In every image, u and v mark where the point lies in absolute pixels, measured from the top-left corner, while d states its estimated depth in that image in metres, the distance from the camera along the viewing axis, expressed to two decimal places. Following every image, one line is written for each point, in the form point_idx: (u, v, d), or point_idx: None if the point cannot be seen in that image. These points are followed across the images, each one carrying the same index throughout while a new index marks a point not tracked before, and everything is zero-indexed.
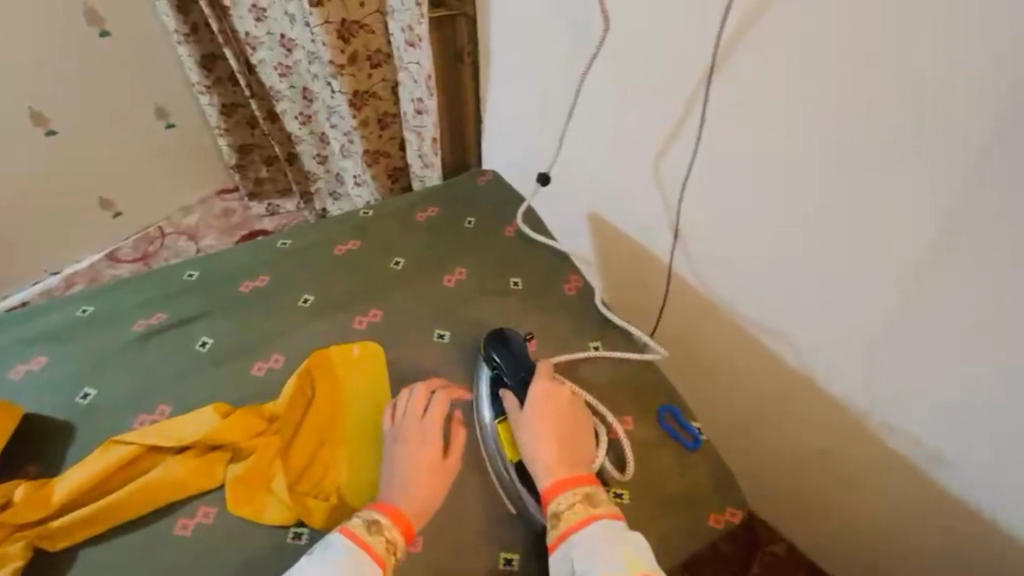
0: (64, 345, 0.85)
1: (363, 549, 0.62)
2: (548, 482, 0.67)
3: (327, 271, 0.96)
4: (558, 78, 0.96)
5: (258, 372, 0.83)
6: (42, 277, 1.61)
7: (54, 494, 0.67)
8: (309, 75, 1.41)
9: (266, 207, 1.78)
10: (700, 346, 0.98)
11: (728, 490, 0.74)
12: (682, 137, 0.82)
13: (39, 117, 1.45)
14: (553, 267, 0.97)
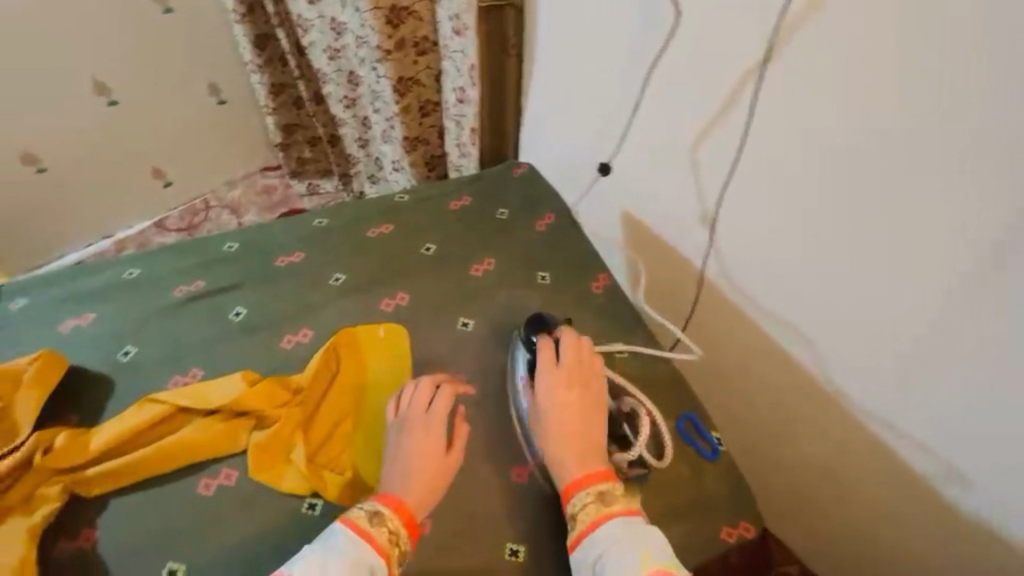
0: (111, 303, 0.90)
1: (368, 543, 0.61)
2: (570, 482, 0.66)
3: (359, 251, 0.98)
4: (609, 77, 0.99)
5: (287, 345, 0.85)
6: (94, 240, 1.69)
7: (90, 444, 0.71)
8: (357, 60, 1.44)
9: (306, 187, 1.84)
10: (726, 347, 0.99)
11: (745, 505, 0.71)
12: (723, 136, 0.84)
13: (101, 86, 1.51)
14: (582, 264, 0.96)
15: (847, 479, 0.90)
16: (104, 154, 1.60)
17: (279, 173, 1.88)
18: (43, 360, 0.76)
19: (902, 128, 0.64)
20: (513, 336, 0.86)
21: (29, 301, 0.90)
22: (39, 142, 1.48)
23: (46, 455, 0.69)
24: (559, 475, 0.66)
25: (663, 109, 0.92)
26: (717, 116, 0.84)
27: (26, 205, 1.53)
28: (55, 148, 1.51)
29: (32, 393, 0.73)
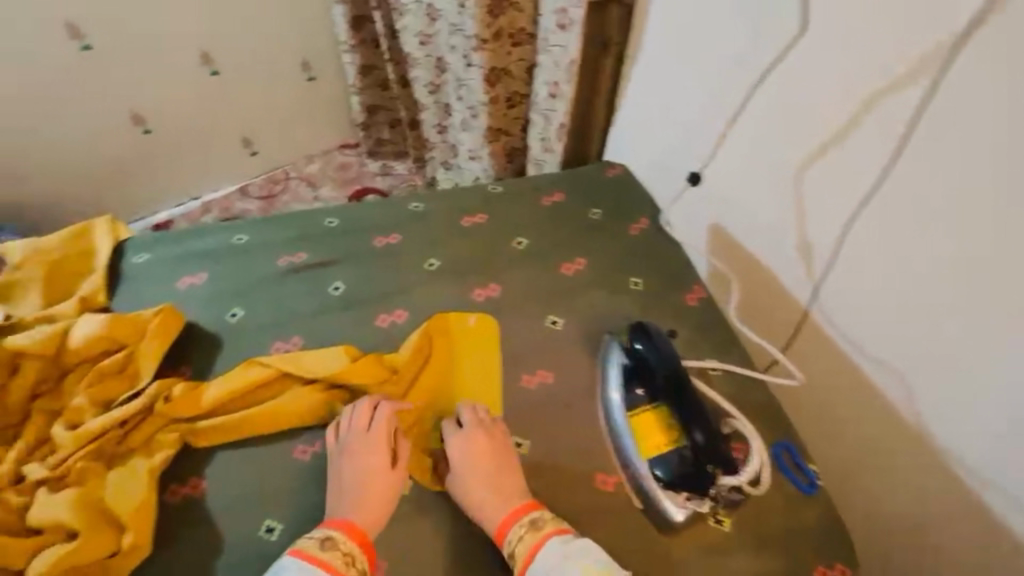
0: (222, 266, 0.95)
1: (322, 569, 0.61)
2: (497, 523, 0.66)
3: (451, 239, 0.99)
4: (726, 75, 0.95)
5: (382, 324, 0.88)
6: (183, 199, 1.78)
7: (203, 398, 0.75)
8: (447, 47, 1.47)
9: (379, 167, 1.90)
10: (826, 378, 0.93)
11: (840, 546, 0.68)
12: (841, 153, 0.81)
13: (206, 57, 1.59)
14: (676, 273, 0.94)
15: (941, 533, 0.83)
16: (202, 120, 1.68)
17: (355, 151, 1.94)
18: (165, 314, 0.81)
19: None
20: (604, 340, 0.85)
21: (150, 257, 0.96)
22: (144, 104, 1.57)
23: (166, 404, 0.73)
24: (491, 517, 0.67)
25: (773, 124, 0.89)
26: (837, 133, 0.81)
27: (126, 162, 1.63)
28: (161, 110, 1.60)
29: (153, 344, 0.78)
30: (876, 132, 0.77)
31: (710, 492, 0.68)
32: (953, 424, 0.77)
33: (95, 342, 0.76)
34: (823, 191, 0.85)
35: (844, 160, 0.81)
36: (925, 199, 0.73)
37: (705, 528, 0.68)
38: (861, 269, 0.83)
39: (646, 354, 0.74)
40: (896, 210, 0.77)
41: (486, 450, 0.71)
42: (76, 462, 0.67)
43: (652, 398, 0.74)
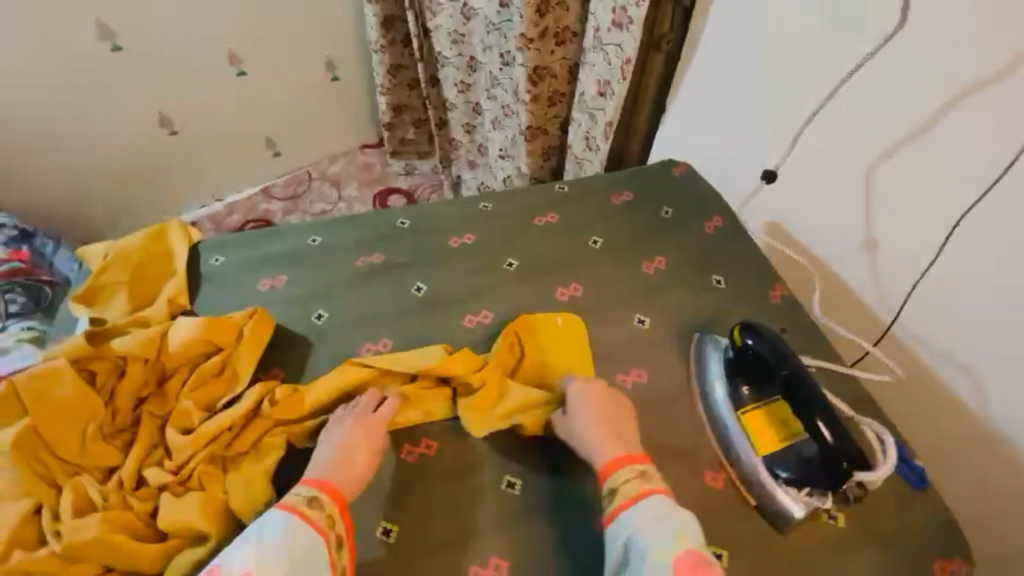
0: (301, 268, 0.94)
1: (312, 527, 0.60)
2: (603, 461, 0.67)
3: (526, 238, 0.99)
4: (806, 74, 0.96)
5: (470, 324, 0.88)
6: (208, 201, 1.75)
7: (306, 399, 0.74)
8: (480, 46, 1.49)
9: (403, 167, 1.86)
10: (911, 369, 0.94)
11: (953, 542, 0.68)
12: (944, 143, 0.81)
13: (234, 56, 1.59)
14: (755, 271, 0.94)
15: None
16: (231, 121, 1.68)
17: (377, 151, 1.90)
18: (258, 317, 0.81)
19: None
20: (694, 339, 0.85)
21: (226, 259, 0.95)
22: (171, 105, 1.57)
23: (272, 406, 0.72)
24: (597, 454, 0.68)
25: (852, 120, 0.91)
26: (922, 128, 0.83)
27: (151, 163, 1.63)
28: (187, 110, 1.60)
29: (251, 347, 0.78)
30: (988, 124, 0.76)
31: (839, 489, 0.67)
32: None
33: (194, 345, 0.76)
34: (910, 181, 0.86)
35: (946, 150, 0.81)
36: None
37: (821, 524, 0.68)
38: (966, 262, 0.83)
39: (759, 350, 0.72)
40: (1004, 207, 0.77)
41: (603, 402, 0.73)
42: (195, 466, 0.67)
43: (762, 396, 0.74)
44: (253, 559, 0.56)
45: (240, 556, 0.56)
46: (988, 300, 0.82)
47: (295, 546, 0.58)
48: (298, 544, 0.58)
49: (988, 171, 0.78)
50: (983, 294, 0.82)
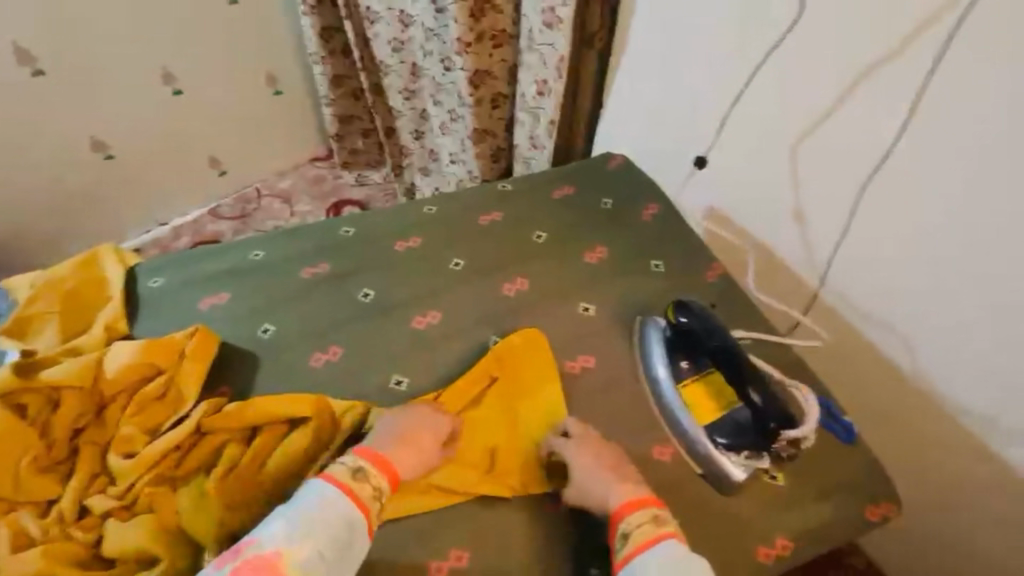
0: (243, 283, 0.93)
1: (357, 500, 0.64)
2: (618, 502, 0.67)
3: (471, 237, 1.01)
4: (725, 60, 1.02)
5: (419, 325, 0.89)
6: (151, 227, 1.70)
7: (246, 413, 0.72)
8: (421, 52, 1.48)
9: (356, 178, 1.84)
10: (848, 334, 1.01)
11: (886, 487, 0.74)
12: (861, 114, 0.88)
13: (167, 76, 1.54)
14: (691, 252, 0.99)
15: (966, 450, 0.93)
16: (170, 142, 1.63)
17: (328, 163, 1.87)
18: (199, 336, 0.79)
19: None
20: (637, 322, 0.88)
21: (165, 281, 0.93)
22: (103, 128, 1.52)
23: (211, 422, 0.71)
24: (610, 496, 0.68)
25: (770, 101, 0.98)
26: (841, 99, 0.89)
27: (85, 192, 1.56)
28: (121, 134, 1.55)
29: (195, 364, 0.77)
30: (875, 112, 0.87)
31: (772, 447, 0.72)
32: (951, 365, 0.90)
33: (133, 370, 0.74)
34: (828, 156, 0.94)
35: (860, 124, 0.89)
36: (915, 171, 0.85)
37: (761, 485, 0.72)
38: (867, 236, 0.94)
39: (691, 324, 0.78)
40: (909, 166, 0.86)
41: (603, 448, 0.73)
42: (142, 490, 0.66)
43: (698, 368, 0.79)
44: (284, 538, 0.59)
45: (272, 534, 0.59)
46: (912, 256, 0.89)
47: (331, 529, 0.60)
48: (334, 529, 0.60)
49: (872, 156, 0.89)
50: (879, 263, 0.93)
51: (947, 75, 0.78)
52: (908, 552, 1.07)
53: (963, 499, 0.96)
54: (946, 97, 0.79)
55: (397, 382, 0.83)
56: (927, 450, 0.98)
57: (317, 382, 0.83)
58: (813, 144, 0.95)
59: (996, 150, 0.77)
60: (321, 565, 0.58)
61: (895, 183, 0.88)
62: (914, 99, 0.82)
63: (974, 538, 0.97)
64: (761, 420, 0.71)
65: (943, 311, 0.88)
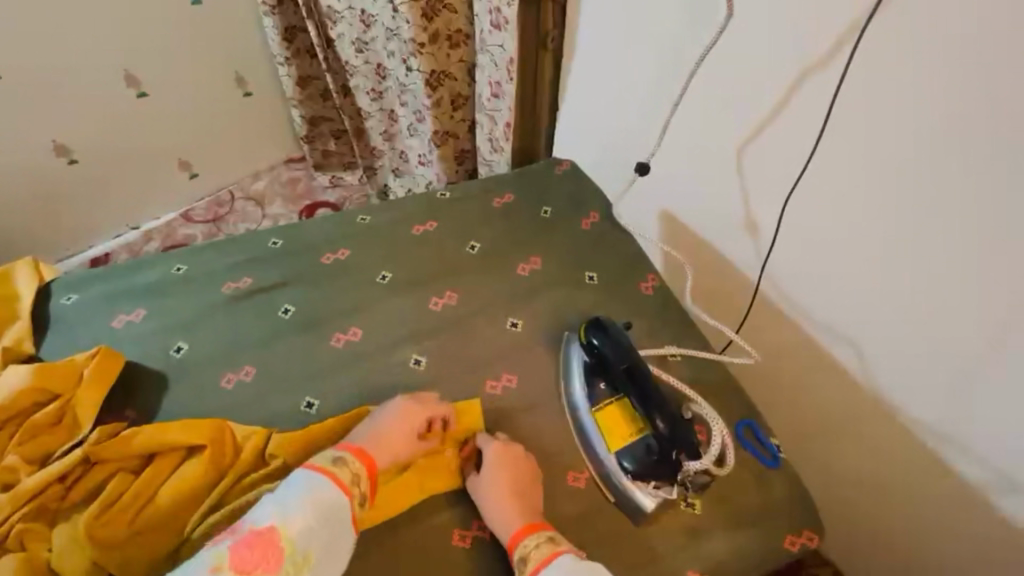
0: (160, 299, 0.89)
1: (336, 484, 0.63)
2: (511, 535, 0.65)
3: (404, 249, 0.97)
4: (668, 57, 0.95)
5: (337, 343, 0.85)
6: (123, 231, 1.66)
7: (134, 442, 0.69)
8: (385, 52, 1.39)
9: (329, 179, 1.79)
10: (794, 347, 0.98)
11: (808, 515, 0.72)
12: (801, 117, 0.82)
13: (131, 77, 1.47)
14: (629, 263, 0.96)
15: (912, 474, 0.89)
16: (136, 146, 1.57)
17: (303, 164, 1.84)
18: (100, 357, 0.76)
19: (945, 142, 0.69)
20: (564, 338, 0.86)
21: (80, 297, 0.89)
22: (72, 133, 1.46)
23: (97, 451, 0.68)
24: (505, 526, 0.66)
25: (713, 103, 0.92)
26: (783, 101, 0.83)
27: (44, 197, 1.50)
28: (82, 137, 1.48)
29: (92, 389, 0.73)
30: (801, 123, 0.82)
31: (677, 477, 0.70)
32: (887, 380, 0.86)
33: (24, 395, 0.71)
34: (770, 163, 0.88)
35: (804, 131, 0.82)
36: (836, 186, 0.82)
37: (678, 512, 0.71)
38: (797, 249, 0.90)
39: (603, 347, 0.76)
40: (835, 172, 0.81)
41: (516, 470, 0.70)
42: (15, 524, 0.63)
43: (615, 391, 0.77)
44: (278, 512, 0.58)
45: (265, 511, 0.58)
46: (855, 271, 0.84)
47: (320, 504, 0.60)
48: (323, 503, 0.60)
49: (794, 168, 0.86)
50: (808, 276, 0.91)
51: (858, 90, 0.74)
52: (862, 563, 1.06)
53: (916, 522, 0.92)
54: (860, 111, 0.75)
55: (308, 404, 0.80)
56: (876, 468, 0.94)
57: (228, 403, 0.79)
58: (757, 148, 0.89)
59: (912, 167, 0.73)
60: (313, 544, 0.58)
61: (822, 196, 0.84)
62: (825, 113, 0.79)
63: (921, 558, 0.95)
64: (665, 447, 0.70)
65: (873, 328, 0.85)
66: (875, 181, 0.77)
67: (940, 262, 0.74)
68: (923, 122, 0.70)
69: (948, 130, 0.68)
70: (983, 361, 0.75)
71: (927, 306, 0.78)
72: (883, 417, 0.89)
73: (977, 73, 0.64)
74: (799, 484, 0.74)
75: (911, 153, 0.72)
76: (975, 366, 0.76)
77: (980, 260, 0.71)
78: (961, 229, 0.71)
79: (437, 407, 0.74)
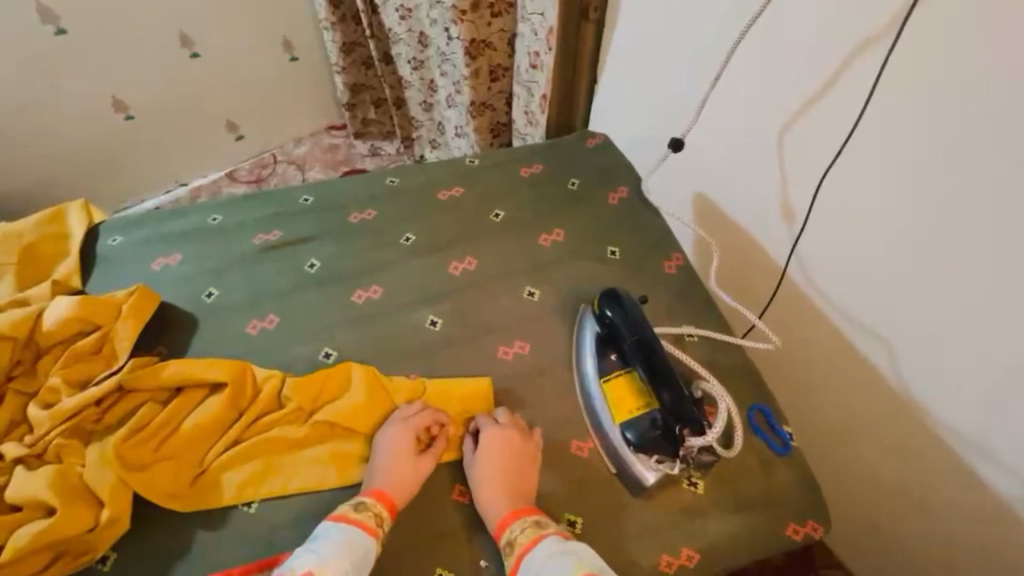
0: (196, 246, 0.93)
1: (364, 531, 0.63)
2: (498, 518, 0.66)
3: (429, 212, 0.98)
4: (714, 30, 0.91)
5: (358, 299, 0.87)
6: (171, 187, 1.73)
7: (163, 372, 0.73)
8: (428, 20, 1.36)
9: (368, 148, 1.82)
10: (819, 339, 0.95)
11: (812, 506, 0.71)
12: (846, 99, 0.77)
13: (185, 38, 1.52)
14: (656, 241, 0.94)
15: (935, 483, 0.86)
16: (184, 105, 1.62)
17: (343, 132, 1.87)
18: (139, 294, 0.81)
19: (993, 135, 0.64)
20: (579, 310, 0.86)
21: (124, 239, 0.95)
22: (124, 89, 1.52)
23: (131, 377, 0.72)
24: (494, 510, 0.66)
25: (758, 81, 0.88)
26: (829, 82, 0.78)
27: (103, 151, 1.58)
28: (139, 93, 1.54)
29: (128, 323, 0.78)
30: (843, 105, 0.78)
31: (679, 454, 0.69)
32: (912, 380, 0.83)
33: (67, 324, 0.76)
34: (815, 147, 0.83)
35: (847, 112, 0.77)
36: (874, 174, 0.77)
37: (680, 491, 0.70)
38: (826, 235, 0.87)
39: (616, 319, 0.76)
40: (871, 159, 0.77)
41: (512, 440, 0.70)
42: (52, 440, 0.68)
43: (626, 363, 0.77)
44: (314, 559, 0.59)
45: (302, 559, 0.59)
46: (892, 266, 0.80)
47: (354, 552, 0.61)
48: (357, 550, 0.61)
49: (829, 153, 0.82)
50: (842, 270, 0.87)
51: (908, 69, 0.69)
52: (871, 562, 1.04)
53: (934, 531, 0.89)
54: (907, 96, 0.70)
55: (326, 354, 0.82)
56: (899, 474, 0.91)
57: (251, 348, 0.83)
58: (800, 129, 0.84)
59: (957, 155, 0.68)
60: None
61: (859, 185, 0.79)
62: (868, 95, 0.74)
63: (934, 566, 0.92)
64: (671, 423, 0.69)
65: (905, 327, 0.81)
66: (912, 174, 0.73)
67: (983, 262, 0.69)
68: (972, 111, 0.65)
69: (995, 119, 0.63)
70: (1013, 366, 0.71)
71: (956, 307, 0.74)
72: (904, 418, 0.86)
73: None
74: (809, 475, 0.73)
75: (954, 143, 0.68)
76: (1010, 376, 0.71)
77: (1011, 266, 0.67)
78: (997, 231, 0.67)
79: (416, 420, 0.72)
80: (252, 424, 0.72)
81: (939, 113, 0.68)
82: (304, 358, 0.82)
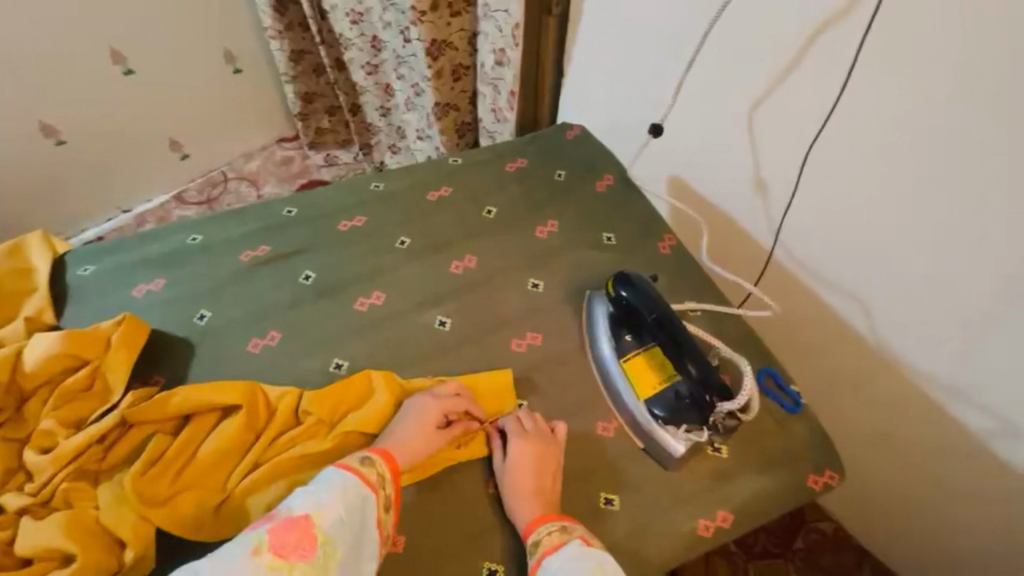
0: (179, 268, 0.89)
1: (362, 482, 0.62)
2: (526, 522, 0.65)
3: (420, 215, 0.97)
4: (678, 19, 0.94)
5: (362, 306, 0.86)
6: (114, 214, 1.62)
7: (172, 401, 0.69)
8: (382, 24, 1.34)
9: (324, 158, 1.76)
10: (800, 305, 1.01)
11: (826, 456, 0.76)
12: (816, 78, 0.82)
13: (117, 54, 1.42)
14: (646, 224, 0.97)
15: (918, 427, 0.93)
16: (122, 125, 1.52)
17: (295, 144, 1.80)
18: (128, 324, 0.76)
19: (956, 108, 0.71)
20: (586, 297, 0.87)
21: (96, 268, 0.89)
22: (54, 112, 1.41)
23: (136, 409, 0.68)
24: (521, 514, 0.66)
25: (723, 65, 0.92)
26: (795, 61, 0.83)
27: (38, 181, 1.47)
28: (72, 116, 1.44)
29: (121, 354, 0.73)
30: (814, 82, 0.82)
31: (707, 420, 0.73)
32: (896, 338, 0.89)
33: (52, 362, 0.71)
34: (790, 122, 0.88)
35: (818, 90, 0.83)
36: (847, 147, 0.83)
37: (708, 457, 0.73)
38: (804, 206, 0.92)
39: (631, 299, 0.78)
40: (846, 132, 0.82)
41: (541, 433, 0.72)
42: (58, 485, 0.63)
43: (641, 343, 0.80)
44: (312, 501, 0.58)
45: (300, 500, 0.59)
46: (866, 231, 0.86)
47: (352, 498, 0.60)
48: (352, 496, 0.60)
49: (808, 127, 0.86)
50: (821, 237, 0.92)
51: (882, 43, 0.74)
52: (859, 509, 1.12)
53: (919, 471, 0.97)
54: (879, 74, 0.76)
55: (337, 364, 0.80)
56: (882, 422, 0.98)
57: (257, 367, 0.80)
58: (769, 108, 0.89)
59: (923, 126, 0.74)
60: (345, 533, 0.57)
61: (833, 158, 0.85)
62: (847, 73, 0.79)
63: (921, 503, 1.00)
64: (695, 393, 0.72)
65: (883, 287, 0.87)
66: (881, 146, 0.79)
67: (950, 223, 0.77)
68: (939, 85, 0.71)
69: (975, 92, 0.68)
70: (983, 313, 0.78)
71: (928, 265, 0.81)
72: (884, 371, 0.93)
73: (997, 40, 0.65)
74: (819, 428, 0.78)
75: (923, 115, 0.74)
76: (980, 322, 0.79)
77: (977, 223, 0.74)
78: (970, 191, 0.73)
79: (452, 403, 0.73)
80: (272, 445, 0.70)
81: (907, 89, 0.74)
82: (316, 371, 0.80)
